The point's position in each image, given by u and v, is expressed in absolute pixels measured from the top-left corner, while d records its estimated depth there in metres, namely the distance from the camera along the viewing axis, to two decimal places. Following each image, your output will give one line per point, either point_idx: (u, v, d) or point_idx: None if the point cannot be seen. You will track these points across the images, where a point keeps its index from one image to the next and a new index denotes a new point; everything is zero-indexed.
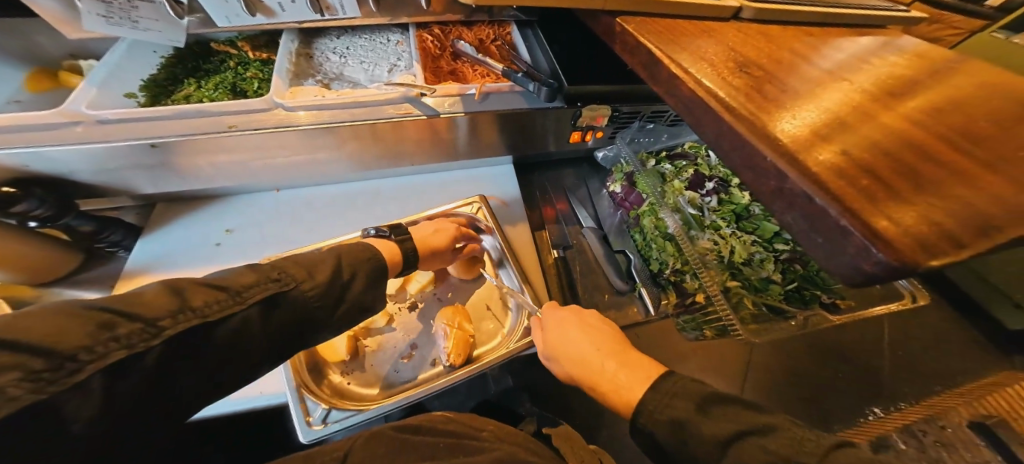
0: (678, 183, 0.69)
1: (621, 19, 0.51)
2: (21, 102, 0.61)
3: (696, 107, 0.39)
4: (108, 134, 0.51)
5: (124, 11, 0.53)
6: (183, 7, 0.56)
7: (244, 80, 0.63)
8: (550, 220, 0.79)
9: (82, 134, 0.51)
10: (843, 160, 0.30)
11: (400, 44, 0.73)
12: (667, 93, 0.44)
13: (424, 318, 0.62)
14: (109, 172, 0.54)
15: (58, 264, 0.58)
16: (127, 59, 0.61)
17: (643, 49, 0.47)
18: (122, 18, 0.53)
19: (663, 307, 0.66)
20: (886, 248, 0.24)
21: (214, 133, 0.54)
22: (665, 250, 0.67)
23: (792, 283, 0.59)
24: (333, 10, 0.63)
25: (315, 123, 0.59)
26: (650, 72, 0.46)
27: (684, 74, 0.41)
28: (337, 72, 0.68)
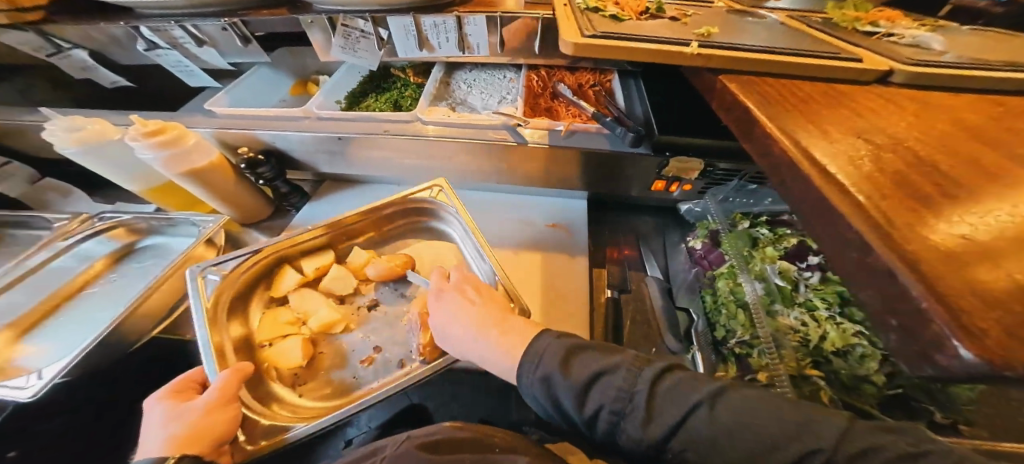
0: (772, 251, 0.61)
1: (726, 76, 0.44)
2: (286, 101, 0.89)
3: (779, 166, 0.34)
4: (319, 127, 0.76)
5: (353, 44, 0.76)
6: (384, 42, 0.77)
7: (402, 97, 0.85)
8: (613, 261, 0.79)
9: (308, 125, 0.76)
10: (954, 242, 0.23)
11: (512, 81, 0.87)
12: (753, 145, 0.37)
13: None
14: (310, 153, 0.79)
15: (260, 212, 0.85)
16: (343, 78, 0.89)
17: (735, 105, 0.42)
18: (350, 49, 0.77)
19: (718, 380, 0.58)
20: (972, 342, 0.17)
21: (375, 134, 0.75)
22: (736, 318, 0.60)
23: (896, 389, 0.46)
24: (472, 49, 0.80)
25: (436, 137, 0.75)
26: (738, 121, 0.41)
27: (783, 135, 0.35)
28: (461, 98, 0.84)
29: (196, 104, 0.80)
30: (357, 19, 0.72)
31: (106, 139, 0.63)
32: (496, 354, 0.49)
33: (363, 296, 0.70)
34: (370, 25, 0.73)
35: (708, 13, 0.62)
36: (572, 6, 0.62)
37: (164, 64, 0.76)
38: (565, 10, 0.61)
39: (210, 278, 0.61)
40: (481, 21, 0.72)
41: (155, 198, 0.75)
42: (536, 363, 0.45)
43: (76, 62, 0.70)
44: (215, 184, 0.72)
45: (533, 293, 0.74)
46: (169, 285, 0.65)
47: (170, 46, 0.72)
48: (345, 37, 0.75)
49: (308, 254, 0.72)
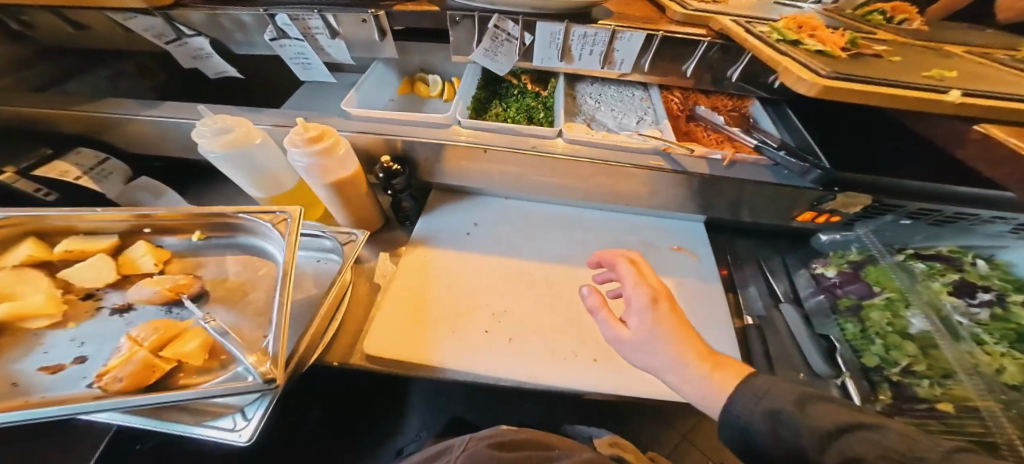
0: (939, 287, 0.63)
1: (980, 127, 0.43)
2: (395, 101, 0.81)
3: None
4: (463, 136, 0.70)
5: (496, 46, 0.70)
6: (525, 48, 0.72)
7: (533, 109, 0.80)
8: (740, 285, 0.80)
9: (450, 134, 0.69)
10: None
11: (643, 100, 0.84)
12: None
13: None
14: (433, 162, 0.72)
15: (371, 221, 0.78)
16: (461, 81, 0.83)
17: (1002, 147, 0.41)
18: (491, 52, 0.71)
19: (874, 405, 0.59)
20: None
21: (521, 149, 0.70)
22: (897, 349, 0.62)
23: None
24: (612, 64, 0.76)
25: (581, 156, 0.71)
26: (1003, 168, 0.41)
27: None
28: (591, 114, 0.81)
29: (311, 105, 0.72)
30: (508, 21, 0.66)
31: (248, 144, 0.55)
32: (688, 388, 0.41)
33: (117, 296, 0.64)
34: (518, 28, 0.68)
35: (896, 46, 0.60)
36: (751, 35, 0.60)
37: (281, 54, 0.66)
38: (750, 40, 0.59)
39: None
40: (636, 38, 0.68)
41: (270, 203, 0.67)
42: (754, 396, 0.37)
43: (192, 51, 0.62)
44: (348, 192, 0.64)
45: None
46: (323, 313, 0.59)
47: (300, 35, 0.61)
48: (493, 38, 0.68)
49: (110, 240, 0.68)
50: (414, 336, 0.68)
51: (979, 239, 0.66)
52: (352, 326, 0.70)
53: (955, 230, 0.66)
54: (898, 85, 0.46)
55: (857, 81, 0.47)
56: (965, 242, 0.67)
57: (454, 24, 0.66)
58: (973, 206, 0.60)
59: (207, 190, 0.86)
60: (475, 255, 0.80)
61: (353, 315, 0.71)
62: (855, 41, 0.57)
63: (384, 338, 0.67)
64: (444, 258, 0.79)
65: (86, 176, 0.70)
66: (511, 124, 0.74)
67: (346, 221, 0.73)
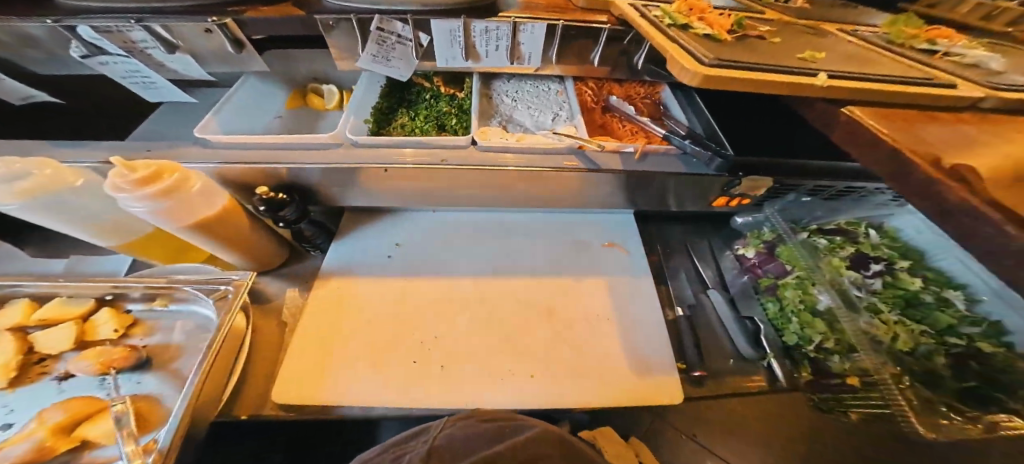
0: (838, 261, 0.66)
1: (851, 108, 0.44)
2: (282, 117, 0.71)
3: (939, 198, 0.33)
4: (361, 156, 0.61)
5: (388, 51, 0.61)
6: (423, 49, 0.63)
7: (444, 115, 0.72)
8: (671, 275, 0.80)
9: (341, 155, 0.60)
10: None
11: (559, 94, 0.81)
12: (888, 171, 0.39)
13: (548, 343, 0.70)
14: (328, 187, 0.64)
15: (274, 258, 0.69)
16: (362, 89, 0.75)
17: (866, 132, 0.41)
18: (383, 58, 0.61)
19: (797, 381, 0.64)
20: None
21: (434, 165, 0.63)
22: (811, 326, 0.64)
23: (971, 383, 0.52)
24: (521, 59, 0.71)
25: (498, 165, 0.66)
26: (868, 153, 0.41)
27: (954, 175, 0.32)
28: (508, 114, 0.76)
29: (173, 130, 0.61)
30: (395, 22, 0.58)
31: (64, 186, 0.47)
32: None
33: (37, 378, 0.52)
34: (409, 29, 0.59)
35: (778, 25, 0.61)
36: (644, 19, 0.59)
37: (110, 74, 0.55)
38: (643, 25, 0.57)
39: None
40: (538, 29, 0.64)
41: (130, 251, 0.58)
42: None
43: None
44: (224, 231, 0.56)
45: (607, 320, 0.73)
46: (213, 370, 0.51)
47: (124, 51, 0.50)
48: (380, 42, 0.59)
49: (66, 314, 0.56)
50: (326, 376, 0.60)
51: (871, 210, 0.72)
52: (259, 377, 0.61)
53: (848, 202, 0.72)
54: (776, 69, 0.45)
55: (739, 67, 0.46)
56: (857, 212, 0.72)
57: (329, 28, 0.57)
58: (852, 179, 0.65)
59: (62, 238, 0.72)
60: (398, 279, 0.73)
61: (260, 361, 0.62)
62: (740, 22, 0.57)
63: (298, 385, 0.59)
64: (359, 287, 0.71)
65: None
66: (417, 136, 0.66)
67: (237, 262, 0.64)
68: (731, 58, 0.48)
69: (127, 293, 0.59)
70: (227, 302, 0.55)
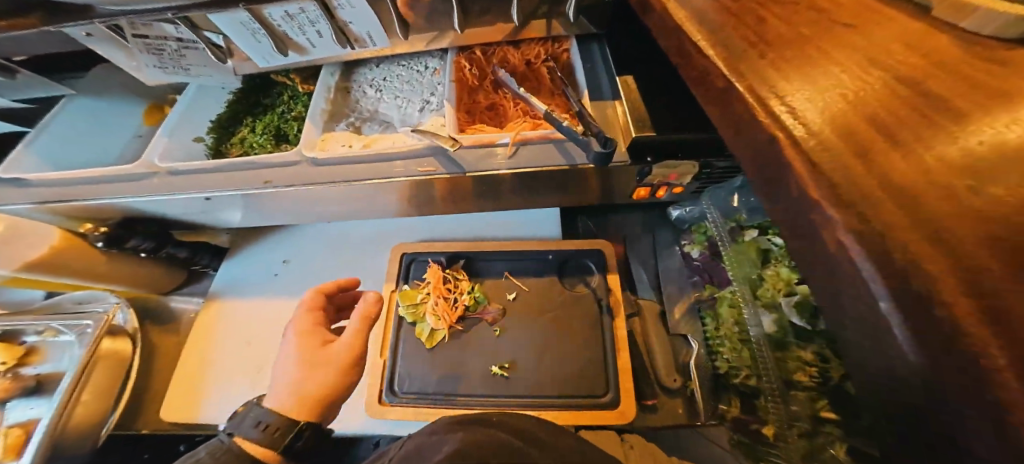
0: (786, 272, 0.50)
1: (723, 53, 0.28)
2: (143, 137, 0.65)
3: (797, 234, 0.19)
4: (177, 186, 0.53)
5: (174, 59, 0.49)
6: (224, 49, 0.50)
7: (286, 122, 0.59)
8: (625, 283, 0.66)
9: (157, 186, 0.53)
10: None
11: (439, 72, 0.61)
12: (761, 180, 0.23)
13: (448, 363, 0.60)
14: (200, 214, 0.58)
15: (164, 279, 0.73)
16: (198, 99, 0.60)
17: (738, 102, 0.25)
18: (175, 68, 0.50)
19: (717, 416, 0.54)
20: None
21: (254, 190, 0.52)
22: (742, 354, 0.54)
23: None
24: (363, 42, 0.52)
25: (335, 181, 0.52)
26: (748, 136, 0.24)
27: (818, 182, 0.18)
28: (370, 109, 0.59)
29: None
30: (158, 23, 0.43)
31: None
32: None
33: None
34: (185, 29, 0.45)
35: (536, 279, 0.64)
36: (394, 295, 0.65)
37: None
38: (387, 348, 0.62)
39: None
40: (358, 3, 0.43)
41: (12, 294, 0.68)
42: None
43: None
44: (71, 266, 0.59)
45: (542, 348, 0.60)
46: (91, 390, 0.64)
47: None
48: (154, 51, 0.47)
49: None
50: (190, 393, 0.64)
51: None
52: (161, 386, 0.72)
53: None
54: (482, 405, 0.57)
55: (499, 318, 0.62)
56: None
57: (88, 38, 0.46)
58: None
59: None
60: (277, 300, 0.70)
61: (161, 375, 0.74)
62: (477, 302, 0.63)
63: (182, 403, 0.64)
64: (239, 307, 0.70)
65: None
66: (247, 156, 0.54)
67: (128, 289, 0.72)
68: (435, 381, 0.60)
69: (19, 329, 0.70)
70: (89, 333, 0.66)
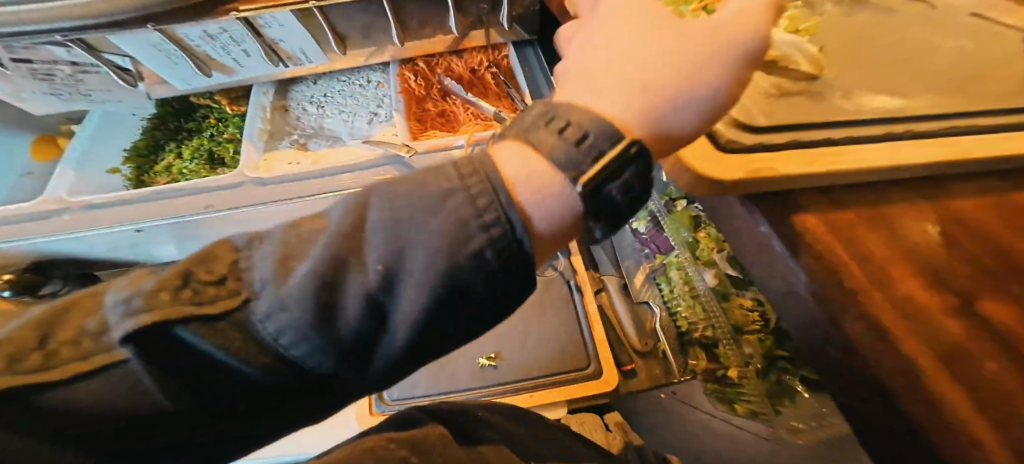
0: (713, 234, 0.59)
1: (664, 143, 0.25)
2: (33, 174, 0.60)
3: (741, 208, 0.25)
4: (106, 220, 0.49)
5: (70, 85, 0.43)
6: (132, 73, 0.45)
7: (219, 145, 0.54)
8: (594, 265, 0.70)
9: (75, 223, 0.48)
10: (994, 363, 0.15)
11: (383, 85, 0.59)
12: None
13: (436, 365, 0.61)
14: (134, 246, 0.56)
15: None
16: (105, 129, 0.54)
17: None
18: (72, 93, 0.45)
19: (689, 373, 0.57)
20: None
21: (196, 215, 0.51)
22: (695, 310, 0.59)
23: None
24: (297, 58, 0.49)
25: (289, 199, 0.52)
26: None
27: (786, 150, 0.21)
28: (315, 125, 0.56)
29: None
30: (43, 46, 0.38)
31: None
32: None
33: None
34: (79, 53, 0.40)
35: None
36: None
37: None
38: None
39: None
40: (285, 20, 0.42)
41: None
42: None
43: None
44: None
45: (524, 335, 0.63)
46: None
47: None
48: (47, 78, 0.42)
49: None
50: None
51: None
52: None
53: None
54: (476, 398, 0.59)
55: None
56: None
57: None
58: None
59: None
60: None
61: None
62: None
63: None
64: None
65: None
66: (178, 181, 0.50)
67: None
68: (427, 387, 0.60)
69: None
70: None
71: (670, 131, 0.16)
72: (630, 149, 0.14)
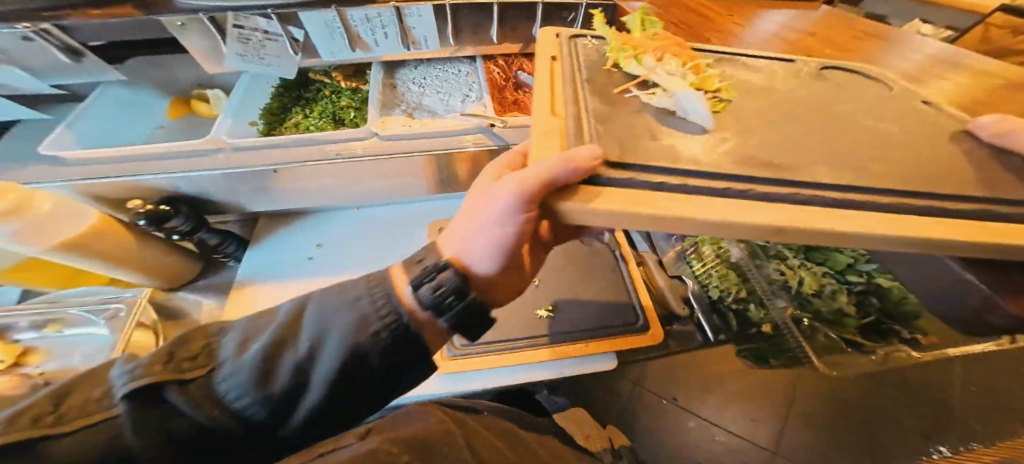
0: None
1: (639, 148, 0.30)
2: (166, 128, 0.66)
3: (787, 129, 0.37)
4: (247, 161, 0.58)
5: (256, 49, 0.55)
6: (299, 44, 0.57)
7: (341, 109, 0.67)
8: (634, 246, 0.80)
9: (224, 161, 0.58)
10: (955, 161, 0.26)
11: (469, 75, 0.77)
12: None
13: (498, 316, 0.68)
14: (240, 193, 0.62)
15: (180, 268, 0.67)
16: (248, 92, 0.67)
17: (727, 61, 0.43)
18: (252, 56, 0.56)
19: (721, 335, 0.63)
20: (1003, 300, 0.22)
21: (321, 161, 0.59)
22: (727, 278, 0.67)
23: (869, 317, 0.56)
24: (418, 44, 0.66)
25: (397, 153, 0.63)
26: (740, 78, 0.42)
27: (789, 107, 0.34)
28: (416, 101, 0.71)
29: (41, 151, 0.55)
30: (256, 15, 0.51)
31: None
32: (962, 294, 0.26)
33: None
34: (276, 24, 0.53)
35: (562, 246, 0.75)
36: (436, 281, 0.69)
37: None
38: None
39: None
40: (426, 11, 0.58)
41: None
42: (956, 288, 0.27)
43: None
44: (99, 246, 0.54)
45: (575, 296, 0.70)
46: None
47: None
48: (244, 41, 0.54)
49: None
50: None
51: None
52: None
53: None
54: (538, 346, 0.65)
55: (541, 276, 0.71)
56: None
57: (180, 30, 0.51)
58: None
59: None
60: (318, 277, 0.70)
61: None
62: None
63: None
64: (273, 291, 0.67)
65: None
66: (310, 132, 0.62)
67: (144, 277, 0.63)
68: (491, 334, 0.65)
69: (15, 323, 0.57)
70: (119, 322, 0.56)
71: (474, 261, 0.26)
72: (445, 265, 0.25)
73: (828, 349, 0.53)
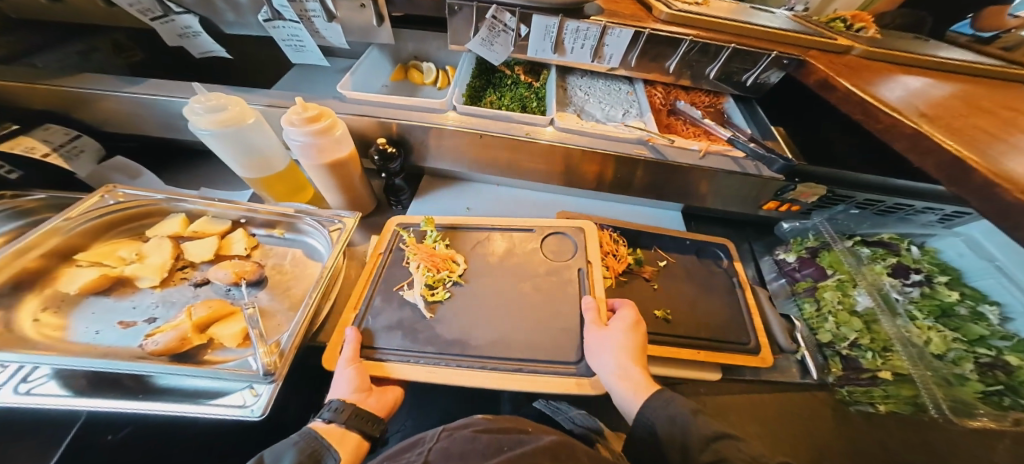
0: (880, 268, 0.77)
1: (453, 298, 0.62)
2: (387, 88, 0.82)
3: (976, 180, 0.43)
4: (469, 121, 0.72)
5: (494, 37, 0.71)
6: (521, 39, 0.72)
7: (527, 99, 0.81)
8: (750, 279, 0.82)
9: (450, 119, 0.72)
10: None
11: (630, 94, 0.87)
12: None
13: None
14: (438, 146, 0.74)
15: (365, 202, 0.77)
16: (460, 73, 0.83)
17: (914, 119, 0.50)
18: (485, 41, 0.72)
19: (828, 376, 0.69)
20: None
21: (518, 136, 0.72)
22: (850, 324, 0.71)
23: (994, 386, 0.61)
24: (602, 59, 0.77)
25: (570, 143, 0.73)
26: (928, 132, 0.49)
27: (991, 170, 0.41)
28: (581, 105, 0.81)
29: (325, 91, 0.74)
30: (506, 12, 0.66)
31: (241, 123, 0.57)
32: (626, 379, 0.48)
33: (181, 286, 0.62)
34: (515, 20, 0.68)
35: (687, 260, 0.80)
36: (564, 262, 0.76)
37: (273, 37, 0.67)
38: None
39: (105, 200, 0.65)
40: (626, 33, 0.69)
41: (259, 185, 0.69)
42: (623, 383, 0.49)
43: (177, 28, 0.70)
44: (342, 172, 0.66)
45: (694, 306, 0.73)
46: (330, 281, 0.61)
47: (296, 18, 0.61)
48: (490, 29, 0.69)
49: (211, 220, 0.69)
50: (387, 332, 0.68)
51: (917, 229, 0.82)
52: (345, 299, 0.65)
53: (895, 218, 0.81)
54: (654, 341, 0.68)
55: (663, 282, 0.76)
56: (903, 229, 0.82)
57: (453, 13, 0.68)
58: (932, 201, 0.73)
59: (187, 172, 0.85)
60: None
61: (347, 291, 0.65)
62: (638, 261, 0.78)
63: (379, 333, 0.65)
64: None
65: (54, 154, 0.69)
66: (508, 111, 0.75)
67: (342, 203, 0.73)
68: None
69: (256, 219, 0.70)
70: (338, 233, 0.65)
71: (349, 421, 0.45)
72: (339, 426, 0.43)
73: (962, 405, 0.58)
